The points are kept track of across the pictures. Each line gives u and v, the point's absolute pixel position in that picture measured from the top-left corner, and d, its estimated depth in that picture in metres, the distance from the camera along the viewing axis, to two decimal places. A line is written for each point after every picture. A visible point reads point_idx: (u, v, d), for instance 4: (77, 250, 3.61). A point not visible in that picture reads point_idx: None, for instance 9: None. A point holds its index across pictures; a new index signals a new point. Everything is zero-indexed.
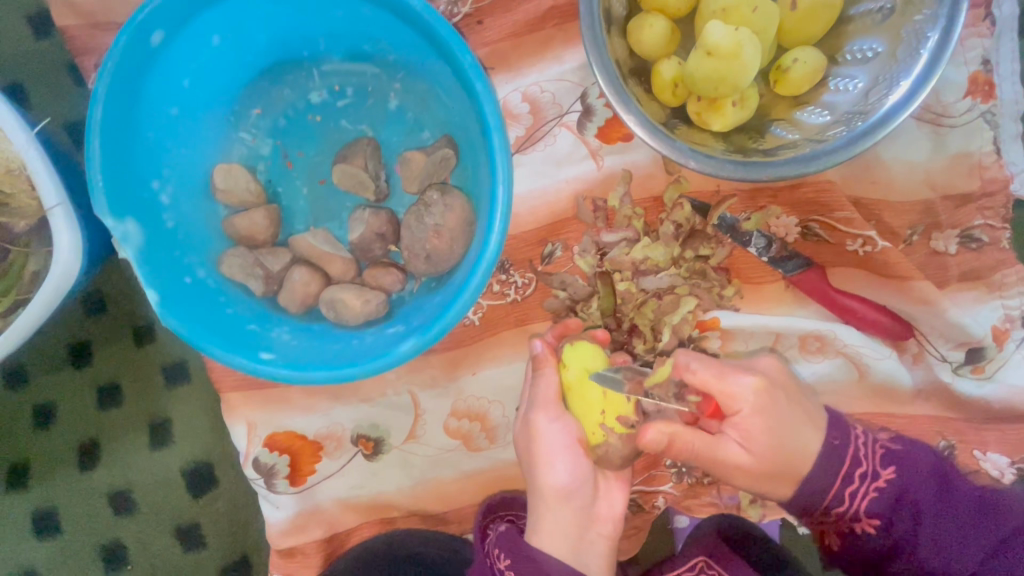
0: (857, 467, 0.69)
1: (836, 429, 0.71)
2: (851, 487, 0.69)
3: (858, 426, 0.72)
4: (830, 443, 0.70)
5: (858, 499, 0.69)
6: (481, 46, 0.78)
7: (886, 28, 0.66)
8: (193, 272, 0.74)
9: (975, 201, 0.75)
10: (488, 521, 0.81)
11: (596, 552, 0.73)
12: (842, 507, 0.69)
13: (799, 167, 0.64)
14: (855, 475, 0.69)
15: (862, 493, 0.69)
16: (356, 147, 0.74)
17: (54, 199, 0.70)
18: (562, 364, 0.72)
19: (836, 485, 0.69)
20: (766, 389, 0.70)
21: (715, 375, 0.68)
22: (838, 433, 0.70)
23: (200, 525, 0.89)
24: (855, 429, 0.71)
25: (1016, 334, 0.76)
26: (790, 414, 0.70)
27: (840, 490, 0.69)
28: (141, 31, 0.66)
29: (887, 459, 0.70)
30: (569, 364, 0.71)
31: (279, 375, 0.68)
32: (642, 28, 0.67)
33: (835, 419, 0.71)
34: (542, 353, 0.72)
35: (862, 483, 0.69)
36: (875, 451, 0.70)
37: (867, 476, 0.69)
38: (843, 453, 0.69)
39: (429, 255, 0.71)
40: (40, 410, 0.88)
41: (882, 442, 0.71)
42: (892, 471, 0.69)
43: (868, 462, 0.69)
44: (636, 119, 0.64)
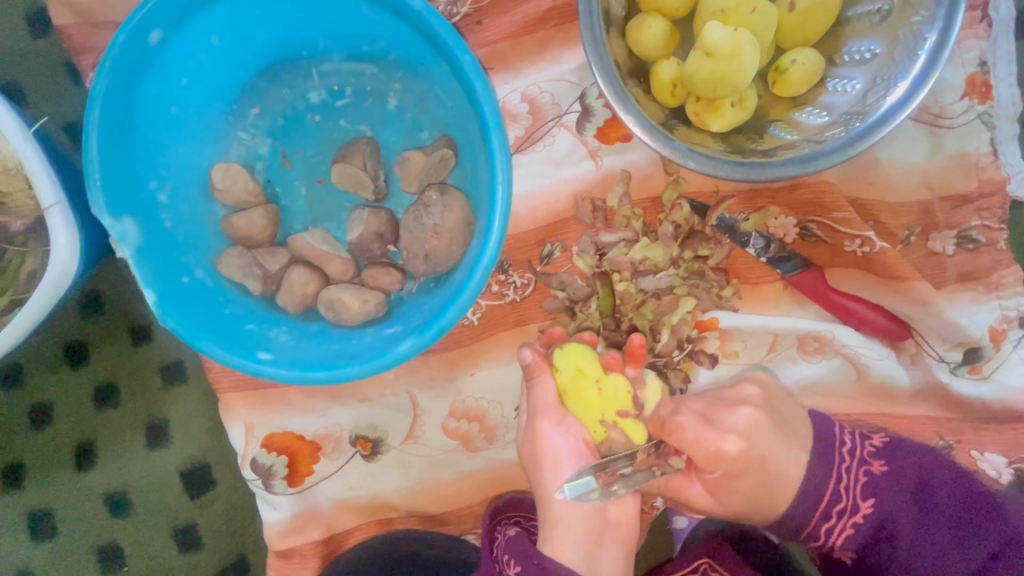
0: (835, 503, 0.71)
1: (818, 467, 0.71)
2: (828, 523, 0.72)
3: (843, 449, 0.73)
4: (809, 481, 0.71)
5: (835, 534, 0.72)
6: (480, 46, 0.78)
7: (884, 29, 0.66)
8: (191, 272, 0.73)
9: (972, 202, 0.75)
10: (495, 523, 0.82)
11: (609, 556, 0.71)
12: (818, 541, 0.73)
13: (797, 168, 0.65)
14: (832, 512, 0.71)
15: (838, 529, 0.72)
16: (355, 147, 0.74)
17: (51, 198, 0.70)
18: (555, 368, 0.73)
19: (812, 521, 0.72)
20: (759, 410, 0.71)
21: (694, 435, 0.69)
22: (819, 471, 0.71)
23: (197, 526, 0.89)
24: (839, 460, 0.72)
25: (1014, 334, 0.76)
26: (777, 447, 0.71)
27: (817, 526, 0.72)
28: (139, 30, 0.66)
29: (867, 491, 0.71)
30: (560, 367, 0.72)
31: (277, 376, 0.68)
32: (641, 29, 0.67)
33: (817, 449, 0.72)
34: (533, 361, 0.74)
35: (840, 520, 0.71)
36: (856, 483, 0.71)
37: (845, 511, 0.71)
38: (822, 490, 0.71)
39: (427, 255, 0.71)
40: (36, 411, 0.88)
41: (866, 469, 0.72)
42: (871, 503, 0.71)
43: (847, 498, 0.71)
44: (635, 119, 0.64)
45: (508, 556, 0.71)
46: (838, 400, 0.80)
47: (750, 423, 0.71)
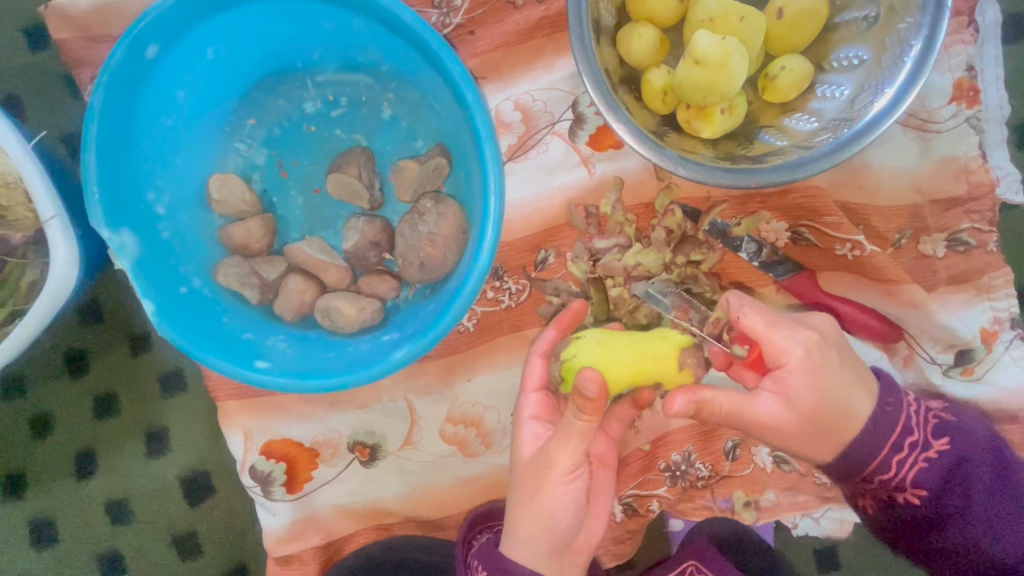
0: (908, 436, 0.71)
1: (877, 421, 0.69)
2: (900, 455, 0.70)
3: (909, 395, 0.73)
4: (882, 409, 0.70)
5: (907, 467, 0.71)
6: (472, 56, 0.79)
7: (871, 36, 0.67)
8: (189, 281, 0.74)
9: (962, 205, 0.76)
10: (474, 532, 0.83)
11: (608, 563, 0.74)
12: (889, 475, 0.71)
13: (786, 174, 0.65)
14: (906, 444, 0.70)
15: (909, 462, 0.71)
16: (350, 156, 0.75)
17: (50, 211, 0.71)
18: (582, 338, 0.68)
19: (886, 454, 0.70)
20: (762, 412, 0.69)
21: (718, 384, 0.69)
22: (892, 400, 0.70)
23: (197, 533, 0.90)
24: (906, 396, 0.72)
25: (1004, 335, 0.77)
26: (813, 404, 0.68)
27: (889, 458, 0.70)
28: (136, 44, 0.67)
29: (939, 430, 0.72)
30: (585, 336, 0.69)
31: (274, 384, 0.69)
32: (631, 37, 0.68)
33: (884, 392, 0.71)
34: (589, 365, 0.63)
35: (912, 452, 0.70)
36: (927, 421, 0.72)
37: (917, 445, 0.71)
38: (895, 420, 0.70)
39: (423, 262, 0.72)
40: (38, 420, 0.88)
41: (934, 412, 0.73)
42: (945, 441, 0.72)
43: (919, 432, 0.71)
44: (626, 127, 0.65)
45: (477, 562, 0.73)
46: None
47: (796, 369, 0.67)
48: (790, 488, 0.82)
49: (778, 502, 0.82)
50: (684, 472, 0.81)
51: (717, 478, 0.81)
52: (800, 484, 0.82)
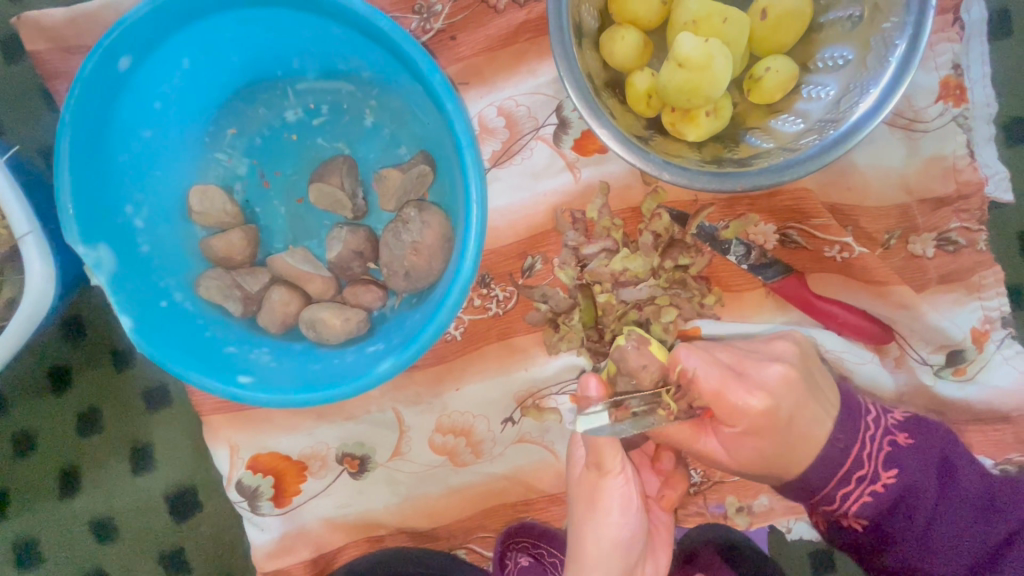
0: (856, 468, 0.71)
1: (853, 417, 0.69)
2: (846, 488, 0.71)
3: (867, 417, 0.73)
4: (833, 446, 0.70)
5: (851, 500, 0.71)
6: (454, 61, 0.78)
7: (856, 36, 0.66)
8: (170, 295, 0.73)
9: (951, 204, 0.76)
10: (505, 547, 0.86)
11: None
12: (832, 505, 0.72)
13: (772, 177, 0.64)
14: (852, 477, 0.71)
15: (855, 495, 0.71)
16: (332, 165, 0.74)
17: (25, 226, 0.70)
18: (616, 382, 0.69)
19: (829, 485, 0.71)
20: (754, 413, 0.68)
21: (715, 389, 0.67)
22: (843, 436, 0.70)
23: (185, 550, 0.88)
24: (864, 427, 0.72)
25: (995, 334, 0.77)
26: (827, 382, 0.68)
27: (832, 491, 0.71)
28: (109, 56, 0.66)
29: (888, 460, 0.71)
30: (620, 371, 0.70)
31: (256, 398, 0.68)
32: (614, 41, 0.67)
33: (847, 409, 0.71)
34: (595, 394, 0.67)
35: (858, 486, 0.71)
36: (878, 452, 0.71)
37: (864, 479, 0.71)
38: (844, 456, 0.70)
39: (407, 272, 0.71)
40: (20, 438, 0.87)
41: (886, 441, 0.72)
42: (893, 473, 0.71)
43: (869, 465, 0.71)
44: (610, 132, 0.64)
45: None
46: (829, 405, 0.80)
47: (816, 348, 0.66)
48: (783, 491, 0.81)
49: (771, 506, 0.81)
50: None
51: (709, 483, 0.81)
52: None
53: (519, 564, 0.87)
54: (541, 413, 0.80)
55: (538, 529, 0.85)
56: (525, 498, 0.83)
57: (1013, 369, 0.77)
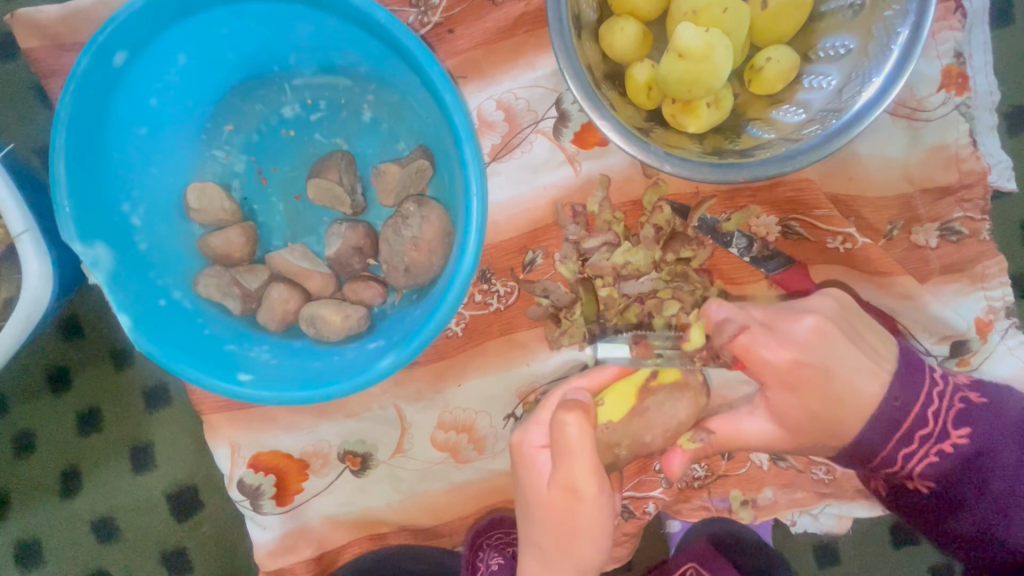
0: (920, 427, 0.69)
1: (901, 393, 0.68)
2: (909, 448, 0.69)
3: (935, 374, 0.71)
4: (891, 404, 0.68)
5: (917, 460, 0.70)
6: (452, 55, 0.78)
7: (857, 24, 0.66)
8: (168, 293, 0.73)
9: (954, 193, 0.75)
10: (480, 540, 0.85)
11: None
12: (896, 467, 0.70)
13: (774, 167, 0.64)
14: (916, 436, 0.69)
15: (920, 455, 0.70)
16: (330, 161, 0.73)
17: (22, 225, 0.70)
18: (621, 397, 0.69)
19: (890, 446, 0.69)
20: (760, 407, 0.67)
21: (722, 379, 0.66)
22: (903, 394, 0.69)
23: (187, 549, 0.88)
24: (930, 384, 0.70)
25: (999, 325, 0.76)
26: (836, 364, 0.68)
27: (895, 450, 0.69)
28: (102, 53, 0.65)
29: (958, 420, 0.70)
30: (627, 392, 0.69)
31: (257, 397, 0.67)
32: (614, 32, 0.66)
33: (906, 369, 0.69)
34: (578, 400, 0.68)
35: (923, 445, 0.69)
36: (948, 410, 0.70)
37: (930, 437, 0.70)
38: (903, 414, 0.69)
39: (408, 267, 0.71)
40: (20, 439, 0.87)
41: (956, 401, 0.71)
42: (963, 432, 0.70)
43: (934, 423, 0.69)
44: (610, 124, 0.64)
45: None
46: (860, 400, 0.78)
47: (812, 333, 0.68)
48: (788, 484, 0.80)
49: (775, 499, 0.81)
50: (680, 472, 0.80)
51: (713, 477, 0.80)
52: (798, 480, 0.80)
53: (491, 566, 0.85)
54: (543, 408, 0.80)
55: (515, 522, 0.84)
56: None
57: (1018, 360, 0.77)
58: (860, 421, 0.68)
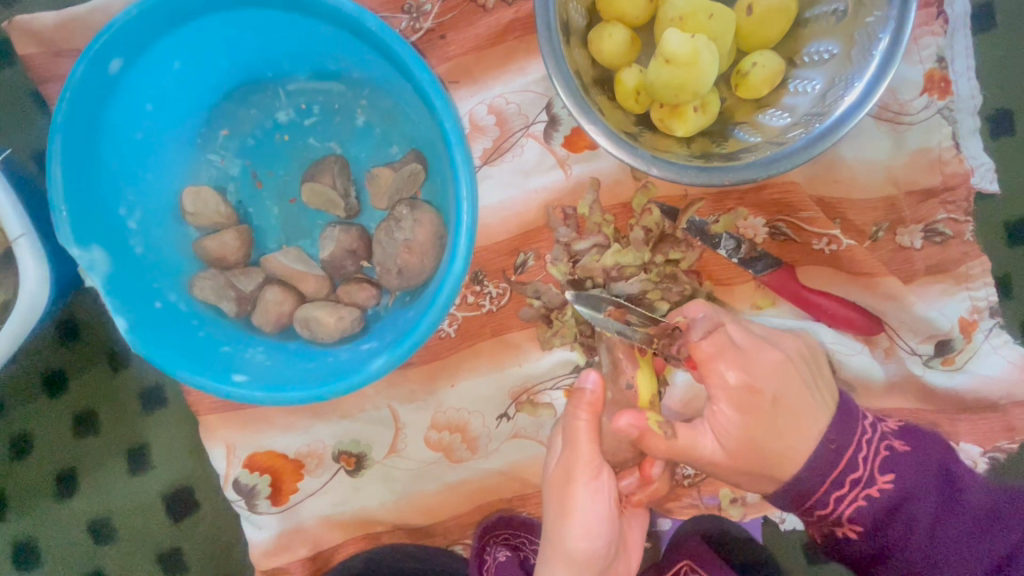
0: (850, 471, 0.65)
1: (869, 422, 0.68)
2: (838, 492, 0.65)
3: (864, 422, 0.69)
4: (827, 445, 0.66)
5: (845, 504, 0.66)
6: (444, 60, 0.79)
7: (840, 30, 0.67)
8: (164, 297, 0.74)
9: (937, 196, 0.77)
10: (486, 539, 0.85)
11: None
12: (826, 509, 0.66)
13: (760, 171, 0.65)
14: (846, 480, 0.65)
15: (850, 499, 0.65)
16: (323, 165, 0.74)
17: (18, 229, 0.71)
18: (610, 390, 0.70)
19: (822, 488, 0.65)
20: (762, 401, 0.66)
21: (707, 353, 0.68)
22: (839, 436, 0.66)
23: (182, 549, 0.89)
24: (860, 430, 0.67)
25: (983, 324, 0.78)
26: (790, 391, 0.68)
27: (827, 494, 0.65)
28: (99, 60, 0.66)
29: (887, 464, 0.66)
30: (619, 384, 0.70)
31: (251, 398, 0.68)
32: (602, 38, 0.67)
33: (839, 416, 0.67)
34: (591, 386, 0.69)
35: (853, 490, 0.65)
36: (875, 455, 0.66)
37: (859, 482, 0.65)
38: (838, 457, 0.65)
39: (400, 270, 0.72)
40: (17, 441, 0.88)
41: (885, 443, 0.67)
42: (891, 477, 0.65)
43: (864, 467, 0.65)
44: (598, 128, 0.65)
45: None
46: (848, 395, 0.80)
47: (793, 357, 0.68)
48: None
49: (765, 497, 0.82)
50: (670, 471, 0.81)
51: (703, 475, 0.81)
52: None
53: (498, 560, 0.85)
54: (535, 408, 0.81)
55: (522, 521, 0.86)
56: (520, 494, 0.84)
57: (1001, 359, 0.78)
58: (801, 460, 0.66)
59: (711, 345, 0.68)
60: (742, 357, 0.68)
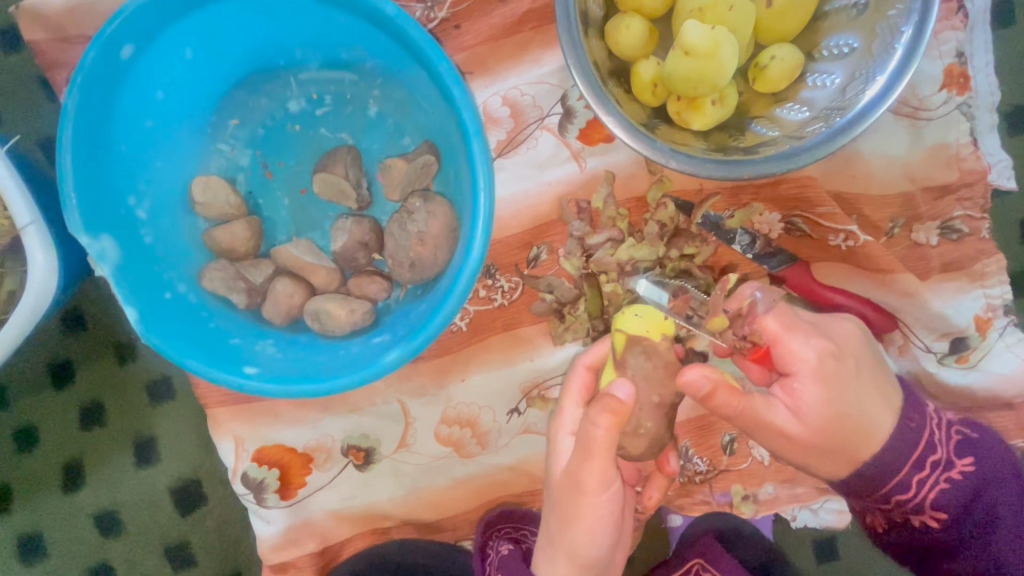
0: (931, 454, 0.71)
1: (912, 413, 0.70)
2: (921, 475, 0.70)
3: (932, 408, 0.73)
4: (907, 425, 0.69)
5: (927, 487, 0.71)
6: (459, 50, 0.78)
7: (861, 23, 0.66)
8: (173, 287, 0.73)
9: (954, 192, 0.76)
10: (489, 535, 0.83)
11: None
12: (906, 495, 0.71)
13: (779, 164, 0.65)
14: (927, 462, 0.70)
15: (931, 482, 0.71)
16: (335, 156, 0.73)
17: (27, 218, 0.70)
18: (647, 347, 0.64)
19: (905, 471, 0.70)
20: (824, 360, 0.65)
21: (784, 326, 0.65)
22: (915, 416, 0.70)
23: (189, 543, 0.88)
24: (932, 414, 0.72)
25: (998, 322, 0.77)
26: (859, 375, 0.67)
27: (911, 475, 0.70)
28: (110, 45, 0.65)
29: (961, 448, 0.72)
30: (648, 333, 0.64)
31: (263, 390, 0.67)
32: (620, 29, 0.66)
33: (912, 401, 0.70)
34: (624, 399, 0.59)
35: (934, 471, 0.70)
36: (950, 439, 0.72)
37: (939, 464, 0.71)
38: (919, 437, 0.70)
39: (413, 263, 0.71)
40: (23, 433, 0.87)
41: (956, 429, 0.73)
42: (969, 461, 0.72)
43: (942, 450, 0.71)
44: (617, 120, 0.64)
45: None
46: None
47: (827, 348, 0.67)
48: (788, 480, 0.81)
49: (776, 494, 0.81)
50: (683, 467, 0.81)
51: (714, 471, 0.81)
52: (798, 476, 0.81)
53: (501, 553, 0.80)
54: (546, 403, 0.80)
55: (526, 512, 0.85)
56: (530, 489, 0.83)
57: (1016, 357, 0.78)
58: (864, 443, 0.68)
59: (779, 320, 0.65)
60: (814, 330, 0.66)
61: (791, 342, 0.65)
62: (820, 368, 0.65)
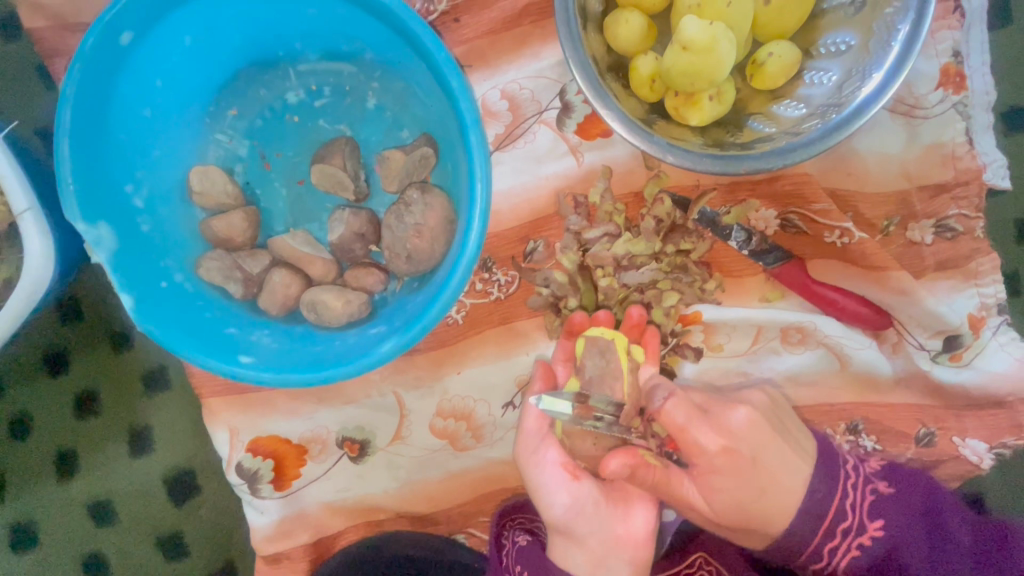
0: (839, 521, 0.68)
1: (820, 482, 0.69)
2: (831, 542, 0.68)
3: (846, 466, 0.71)
4: (811, 496, 0.68)
5: (838, 555, 0.68)
6: (458, 43, 0.78)
7: (858, 22, 0.66)
8: (170, 276, 0.73)
9: (949, 191, 0.76)
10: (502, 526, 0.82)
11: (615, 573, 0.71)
12: (820, 562, 0.69)
13: (774, 160, 0.65)
14: (837, 530, 0.68)
15: (843, 549, 0.68)
16: (334, 147, 0.74)
17: (24, 204, 0.70)
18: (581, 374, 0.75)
19: (814, 540, 0.68)
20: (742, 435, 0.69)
21: (683, 422, 0.69)
22: (821, 485, 0.69)
23: (183, 533, 0.88)
24: (844, 474, 0.70)
25: (991, 321, 0.77)
26: (763, 447, 0.69)
27: (819, 545, 0.68)
28: (109, 32, 0.65)
29: (874, 511, 0.68)
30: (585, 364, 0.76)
31: (258, 379, 0.67)
32: (618, 24, 0.66)
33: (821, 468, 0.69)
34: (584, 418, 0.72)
35: (844, 539, 0.67)
36: (861, 502, 0.68)
37: (850, 530, 0.68)
38: (825, 507, 0.68)
39: (409, 255, 0.71)
40: (17, 421, 0.87)
41: (870, 488, 0.69)
42: (880, 524, 0.68)
43: (851, 516, 0.68)
44: (614, 115, 0.64)
45: (519, 566, 0.75)
46: (855, 388, 0.80)
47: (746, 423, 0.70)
48: None
49: None
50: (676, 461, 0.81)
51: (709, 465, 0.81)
52: None
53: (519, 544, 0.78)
54: None
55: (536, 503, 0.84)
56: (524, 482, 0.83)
57: (1008, 356, 0.78)
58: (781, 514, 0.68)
59: (681, 413, 0.69)
60: (714, 420, 0.70)
61: (691, 434, 0.68)
62: (719, 459, 0.67)
